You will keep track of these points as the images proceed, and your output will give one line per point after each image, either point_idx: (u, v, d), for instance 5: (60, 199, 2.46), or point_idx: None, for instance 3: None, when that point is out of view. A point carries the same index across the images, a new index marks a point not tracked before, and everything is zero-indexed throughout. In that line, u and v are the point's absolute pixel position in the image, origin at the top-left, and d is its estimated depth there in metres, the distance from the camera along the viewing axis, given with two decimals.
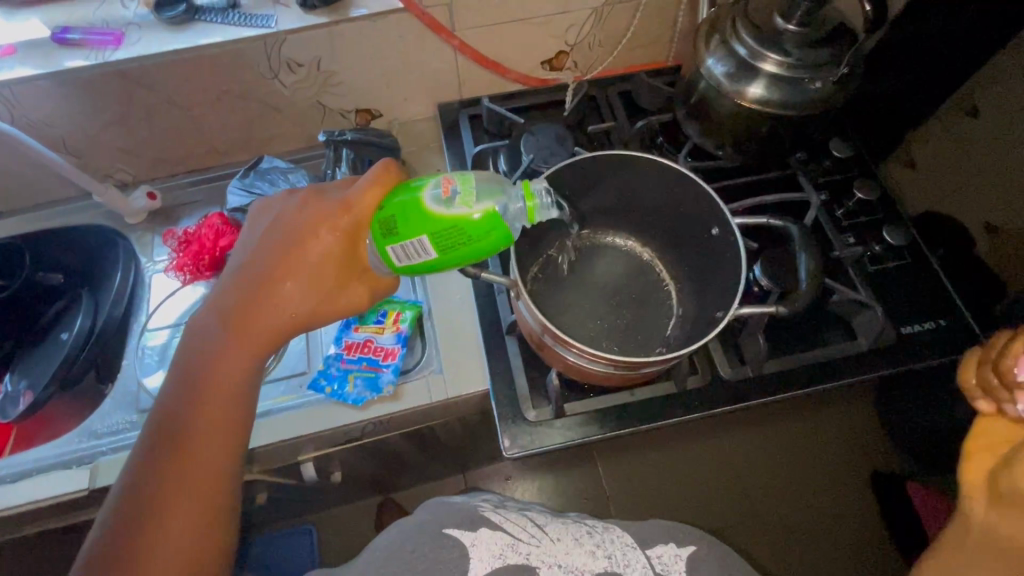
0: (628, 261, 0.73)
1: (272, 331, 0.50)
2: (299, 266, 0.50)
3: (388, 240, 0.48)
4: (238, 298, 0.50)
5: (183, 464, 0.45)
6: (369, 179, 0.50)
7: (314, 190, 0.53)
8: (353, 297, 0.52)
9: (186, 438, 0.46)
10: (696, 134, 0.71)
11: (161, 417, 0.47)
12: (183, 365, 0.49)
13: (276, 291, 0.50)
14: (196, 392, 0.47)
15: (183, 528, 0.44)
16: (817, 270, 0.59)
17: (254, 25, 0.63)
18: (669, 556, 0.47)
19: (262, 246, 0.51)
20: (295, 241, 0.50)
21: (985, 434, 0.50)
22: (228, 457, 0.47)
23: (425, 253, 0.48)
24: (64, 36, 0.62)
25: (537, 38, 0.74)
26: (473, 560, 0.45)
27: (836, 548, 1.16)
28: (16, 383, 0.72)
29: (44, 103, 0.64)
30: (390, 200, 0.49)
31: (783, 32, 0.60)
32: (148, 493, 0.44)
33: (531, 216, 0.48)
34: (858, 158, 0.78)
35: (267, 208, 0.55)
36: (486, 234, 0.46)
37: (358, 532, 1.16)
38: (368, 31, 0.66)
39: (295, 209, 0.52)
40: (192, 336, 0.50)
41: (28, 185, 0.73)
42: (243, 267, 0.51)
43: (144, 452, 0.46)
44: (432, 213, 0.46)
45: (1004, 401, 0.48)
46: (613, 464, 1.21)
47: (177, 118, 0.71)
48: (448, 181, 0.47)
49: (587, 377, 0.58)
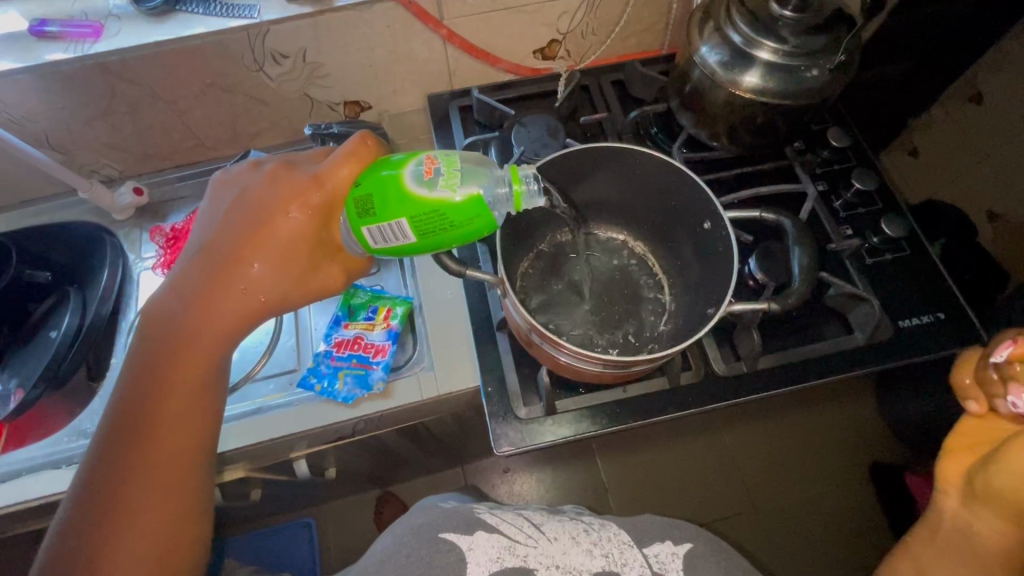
0: (621, 256, 0.72)
1: (240, 314, 0.48)
2: (268, 246, 0.48)
3: (363, 221, 0.47)
4: (204, 280, 0.48)
5: (148, 461, 0.44)
6: (343, 153, 0.48)
7: (282, 162, 0.51)
8: (325, 279, 0.50)
9: (149, 437, 0.45)
10: (690, 125, 0.69)
11: (120, 414, 0.46)
12: (144, 360, 0.47)
13: (244, 272, 0.48)
14: (158, 386, 0.46)
15: (147, 525, 0.43)
16: (811, 265, 0.57)
17: (237, 16, 0.61)
18: (666, 554, 0.47)
19: (227, 224, 0.49)
20: (263, 219, 0.48)
21: (968, 432, 0.54)
22: (193, 455, 0.46)
23: (404, 236, 0.47)
24: (42, 29, 0.60)
25: (529, 27, 0.73)
26: (471, 564, 0.44)
27: (837, 539, 1.16)
28: (5, 383, 0.68)
29: (24, 99, 0.63)
30: (368, 174, 0.47)
31: (780, 18, 0.58)
32: (109, 492, 0.44)
33: (517, 203, 0.47)
34: (856, 148, 0.76)
35: (230, 179, 0.52)
36: (471, 219, 0.46)
37: (356, 525, 1.16)
38: (353, 21, 0.64)
39: (263, 184, 0.49)
40: (153, 321, 0.48)
41: (13, 181, 0.72)
42: (207, 245, 0.49)
43: (106, 452, 0.44)
44: (413, 194, 0.45)
45: (997, 396, 0.50)
46: (612, 455, 1.21)
47: (161, 112, 0.69)
48: (431, 160, 0.46)
49: (574, 373, 0.57)
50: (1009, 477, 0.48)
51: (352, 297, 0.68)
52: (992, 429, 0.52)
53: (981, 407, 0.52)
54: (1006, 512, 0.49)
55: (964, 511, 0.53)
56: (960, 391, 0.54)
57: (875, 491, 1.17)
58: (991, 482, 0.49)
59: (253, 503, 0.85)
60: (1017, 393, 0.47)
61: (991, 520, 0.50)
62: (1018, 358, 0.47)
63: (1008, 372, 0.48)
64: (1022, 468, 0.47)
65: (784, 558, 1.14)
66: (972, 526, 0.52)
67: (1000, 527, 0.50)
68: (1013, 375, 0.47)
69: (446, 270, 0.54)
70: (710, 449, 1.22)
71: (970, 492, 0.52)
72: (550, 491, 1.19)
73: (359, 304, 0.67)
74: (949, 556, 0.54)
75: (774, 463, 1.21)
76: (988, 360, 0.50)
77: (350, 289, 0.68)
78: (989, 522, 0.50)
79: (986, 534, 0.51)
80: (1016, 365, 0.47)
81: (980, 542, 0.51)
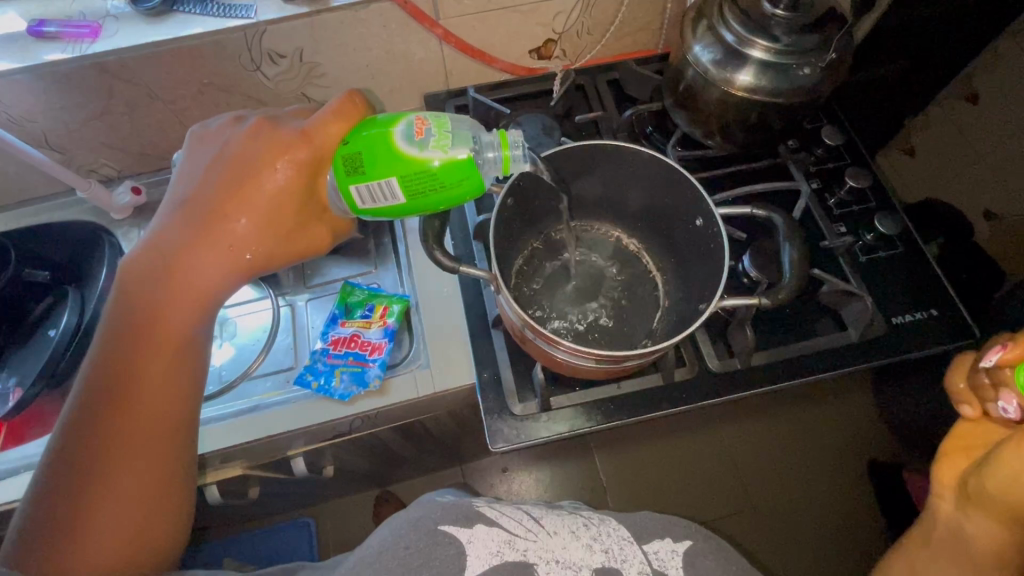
0: (617, 253, 0.73)
1: (227, 271, 0.48)
2: (254, 201, 0.48)
3: (352, 179, 0.47)
4: (187, 235, 0.47)
5: (121, 446, 0.44)
6: (329, 110, 0.49)
7: (265, 116, 0.50)
8: (314, 236, 0.51)
9: (126, 406, 0.45)
10: (684, 124, 0.70)
11: (92, 390, 0.45)
12: (118, 338, 0.46)
13: (230, 227, 0.47)
14: (129, 364, 0.46)
15: (116, 505, 0.43)
16: (801, 260, 0.56)
17: (234, 16, 0.61)
18: (665, 551, 0.47)
19: (209, 178, 0.48)
20: (248, 172, 0.47)
21: (963, 436, 0.55)
22: (169, 429, 0.46)
23: (393, 196, 0.48)
24: (39, 29, 0.60)
25: (525, 27, 0.73)
26: (470, 557, 0.43)
27: (835, 539, 1.15)
28: (3, 381, 0.68)
29: (23, 99, 0.63)
30: (356, 134, 0.48)
31: (772, 16, 0.59)
32: (76, 483, 0.43)
33: (506, 167, 0.49)
34: (850, 147, 0.77)
35: (209, 134, 0.50)
36: (460, 180, 0.48)
37: (355, 524, 1.16)
38: (349, 21, 0.64)
39: (246, 137, 0.48)
40: (135, 279, 0.47)
41: (13, 181, 0.73)
42: (189, 200, 0.48)
43: (71, 442, 0.44)
44: (404, 154, 0.46)
45: (988, 401, 0.50)
46: (610, 453, 1.22)
47: (159, 112, 0.70)
48: (421, 121, 0.47)
49: (568, 369, 0.57)
50: (1000, 481, 0.48)
51: (349, 295, 0.68)
52: (985, 433, 0.54)
53: (975, 412, 0.53)
54: (997, 515, 0.50)
55: (957, 514, 0.55)
56: (953, 395, 0.54)
57: (873, 490, 1.17)
58: (984, 487, 0.50)
59: (251, 501, 0.85)
60: (1008, 399, 0.48)
61: (984, 525, 0.52)
62: (1009, 362, 0.47)
63: (999, 378, 0.48)
64: (1014, 472, 0.47)
65: (782, 556, 1.15)
66: (965, 529, 0.54)
67: (993, 530, 0.51)
68: (1005, 380, 0.48)
69: (440, 266, 0.54)
70: (707, 447, 1.22)
71: (964, 495, 0.54)
72: (549, 490, 1.19)
73: (356, 302, 0.68)
74: (944, 559, 0.56)
75: (772, 460, 1.21)
76: (981, 363, 0.50)
77: (346, 288, 0.69)
78: (981, 525, 0.52)
79: (977, 536, 0.52)
80: (1005, 370, 0.48)
81: (976, 547, 0.53)
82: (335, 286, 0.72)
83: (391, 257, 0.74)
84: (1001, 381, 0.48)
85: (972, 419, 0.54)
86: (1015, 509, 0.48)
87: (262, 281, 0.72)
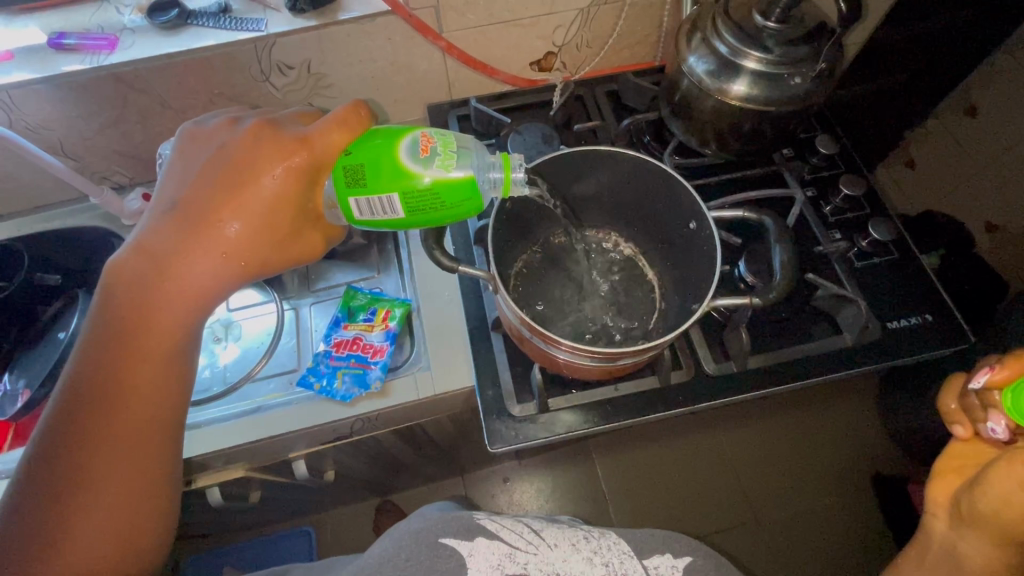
0: (614, 257, 0.74)
1: (218, 276, 0.49)
2: (250, 206, 0.48)
3: (352, 191, 0.49)
4: (178, 239, 0.47)
5: (110, 437, 0.46)
6: (333, 119, 0.49)
7: (263, 120, 0.50)
8: (306, 243, 0.52)
9: (116, 406, 0.46)
10: (681, 133, 0.72)
11: (81, 388, 0.47)
12: (108, 339, 0.47)
13: (223, 232, 0.48)
14: (122, 362, 0.47)
15: (110, 501, 0.45)
16: (791, 261, 0.57)
17: (245, 28, 0.64)
18: (665, 567, 0.47)
19: (202, 181, 0.48)
20: (245, 177, 0.48)
21: (953, 456, 0.57)
22: (158, 429, 0.48)
23: (393, 211, 0.50)
24: (59, 42, 0.63)
25: (527, 39, 0.75)
26: (473, 569, 0.44)
27: (836, 552, 1.14)
28: (15, 381, 0.72)
29: (43, 108, 0.65)
30: (361, 144, 0.49)
31: (763, 29, 0.60)
32: (64, 469, 0.45)
33: (506, 188, 0.52)
34: (846, 156, 0.78)
35: (204, 135, 0.51)
36: (461, 201, 0.50)
37: (356, 533, 1.16)
38: (356, 34, 0.67)
39: (242, 141, 0.49)
40: (126, 282, 0.47)
41: (28, 190, 0.75)
42: (180, 202, 0.48)
43: (61, 431, 0.46)
44: (407, 169, 0.48)
45: (979, 422, 0.51)
46: (610, 461, 1.22)
47: (170, 121, 0.72)
48: (427, 139, 0.49)
49: (565, 370, 0.58)
50: (992, 499, 0.50)
51: (351, 299, 0.70)
52: (979, 453, 0.55)
53: (967, 432, 0.52)
54: (994, 538, 0.51)
55: (952, 534, 0.55)
56: (945, 417, 0.54)
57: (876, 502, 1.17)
58: (976, 508, 0.51)
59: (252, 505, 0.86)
60: (996, 420, 0.49)
61: (991, 545, 0.51)
62: (997, 384, 0.49)
63: (988, 400, 0.50)
64: (1007, 491, 0.49)
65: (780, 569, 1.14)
66: (958, 549, 0.54)
67: (999, 550, 0.51)
68: (993, 402, 0.49)
69: (439, 266, 0.55)
70: (707, 455, 1.22)
71: (958, 515, 0.54)
72: (550, 501, 1.19)
73: (358, 306, 0.69)
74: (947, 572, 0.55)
75: (773, 470, 1.21)
76: (969, 385, 0.51)
77: (349, 292, 0.70)
78: (976, 545, 0.52)
79: (979, 560, 0.52)
80: (994, 391, 0.49)
81: (983, 561, 0.52)
82: (338, 291, 0.74)
83: (394, 262, 0.75)
84: (991, 401, 0.50)
85: (964, 439, 0.52)
86: (1007, 530, 0.49)
87: (267, 285, 0.73)
